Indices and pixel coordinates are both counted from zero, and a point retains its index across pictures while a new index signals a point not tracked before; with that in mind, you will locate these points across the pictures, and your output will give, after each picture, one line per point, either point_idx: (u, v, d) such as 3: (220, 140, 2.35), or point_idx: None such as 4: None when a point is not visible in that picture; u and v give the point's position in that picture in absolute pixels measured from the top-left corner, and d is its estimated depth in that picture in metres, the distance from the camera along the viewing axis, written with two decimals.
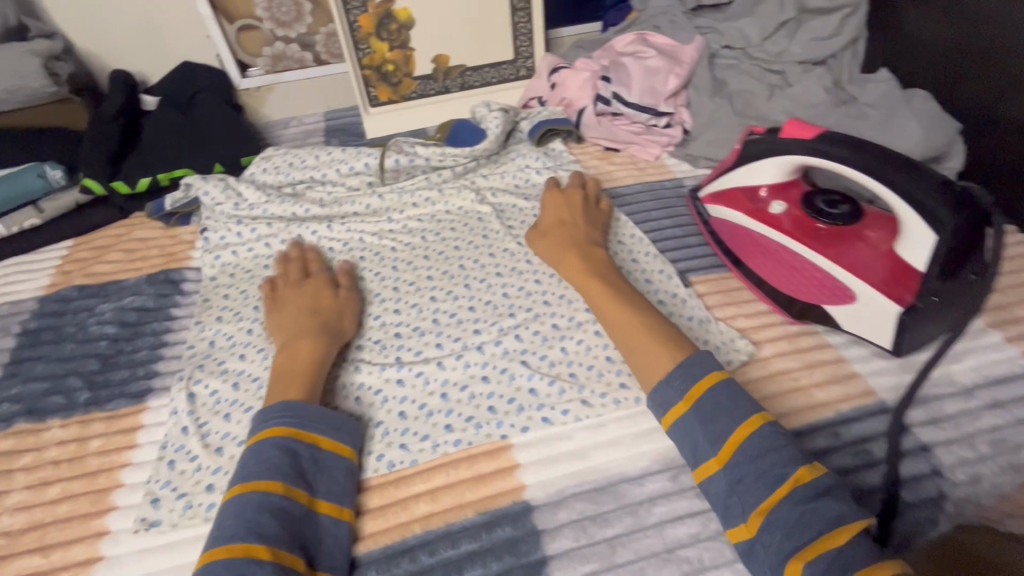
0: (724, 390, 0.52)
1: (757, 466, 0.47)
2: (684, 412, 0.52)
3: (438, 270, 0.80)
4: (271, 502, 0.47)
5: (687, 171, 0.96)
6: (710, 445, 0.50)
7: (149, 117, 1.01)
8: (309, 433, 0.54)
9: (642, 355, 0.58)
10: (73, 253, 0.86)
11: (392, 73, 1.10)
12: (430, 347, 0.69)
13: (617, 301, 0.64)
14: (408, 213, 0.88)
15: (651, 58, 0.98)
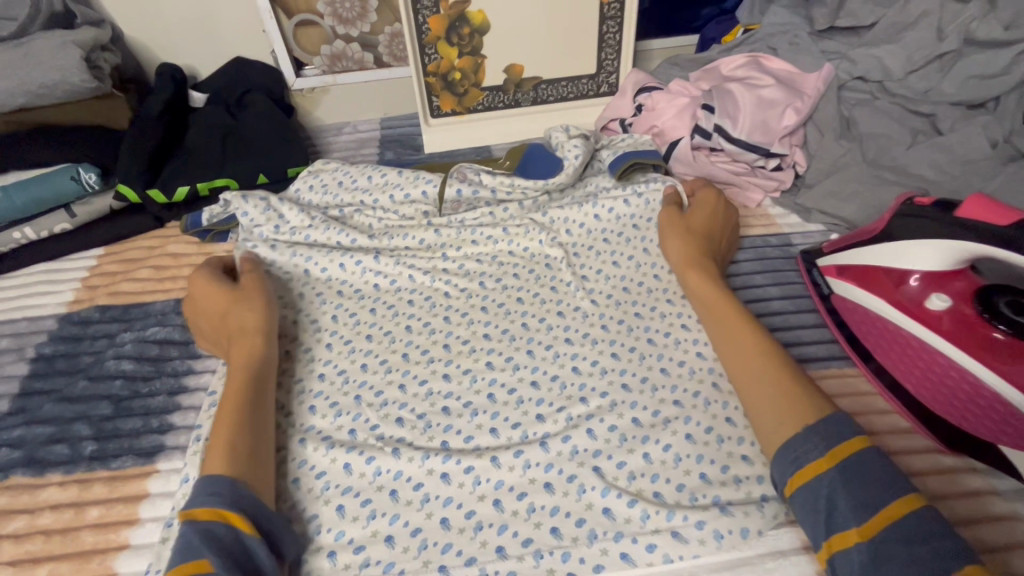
0: (869, 458, 0.46)
1: (913, 551, 0.40)
2: (825, 469, 0.46)
3: (497, 328, 0.67)
4: None
5: (796, 225, 0.81)
6: (852, 514, 0.43)
7: (195, 116, 0.93)
8: (212, 509, 0.45)
9: (769, 402, 0.52)
10: (102, 266, 0.79)
11: (459, 82, 0.98)
12: (483, 433, 0.58)
13: (751, 338, 0.57)
14: (465, 249, 0.76)
15: (767, 87, 0.82)
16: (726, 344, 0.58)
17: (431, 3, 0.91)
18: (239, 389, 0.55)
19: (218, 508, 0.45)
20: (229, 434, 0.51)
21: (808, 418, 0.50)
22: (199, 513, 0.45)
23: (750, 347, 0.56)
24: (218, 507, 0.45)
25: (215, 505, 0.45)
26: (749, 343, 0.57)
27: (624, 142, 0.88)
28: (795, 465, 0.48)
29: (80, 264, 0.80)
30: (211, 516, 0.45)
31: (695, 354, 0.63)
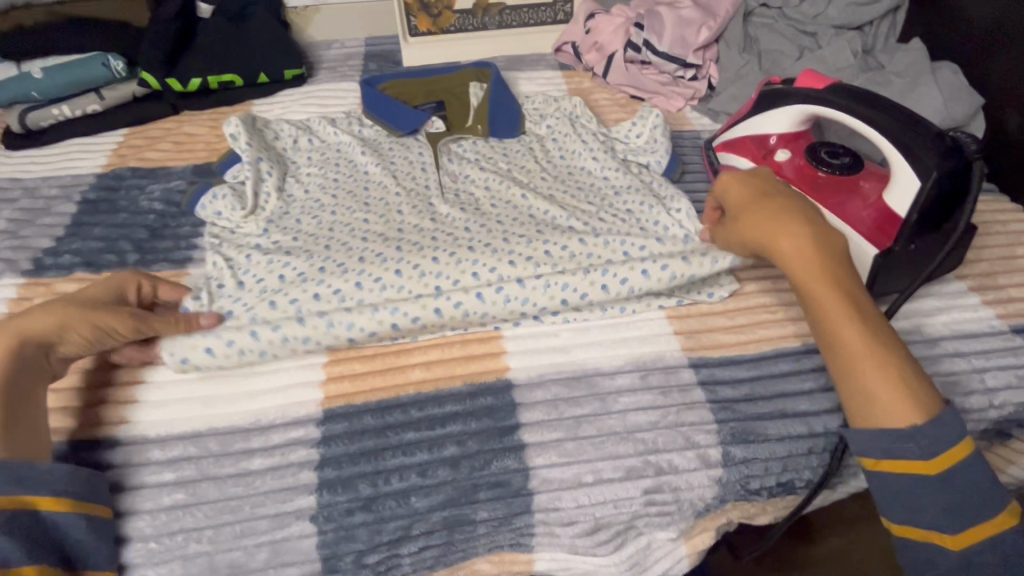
0: (979, 472, 0.48)
1: (999, 560, 0.46)
2: (931, 471, 0.47)
3: (476, 221, 0.75)
4: None
5: (706, 124, 0.99)
6: (952, 519, 0.47)
7: (203, 23, 1.07)
8: None
9: (888, 402, 0.49)
10: (128, 140, 0.95)
11: (434, 4, 1.14)
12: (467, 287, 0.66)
13: (859, 336, 0.50)
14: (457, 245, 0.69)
15: (686, 8, 0.99)
16: (830, 347, 0.52)
17: None
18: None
19: None
20: None
21: (928, 405, 0.48)
22: None
23: (866, 346, 0.50)
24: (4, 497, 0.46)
25: None
26: (867, 337, 0.50)
27: (630, 133, 0.91)
28: (886, 454, 0.49)
29: (108, 138, 0.95)
30: None
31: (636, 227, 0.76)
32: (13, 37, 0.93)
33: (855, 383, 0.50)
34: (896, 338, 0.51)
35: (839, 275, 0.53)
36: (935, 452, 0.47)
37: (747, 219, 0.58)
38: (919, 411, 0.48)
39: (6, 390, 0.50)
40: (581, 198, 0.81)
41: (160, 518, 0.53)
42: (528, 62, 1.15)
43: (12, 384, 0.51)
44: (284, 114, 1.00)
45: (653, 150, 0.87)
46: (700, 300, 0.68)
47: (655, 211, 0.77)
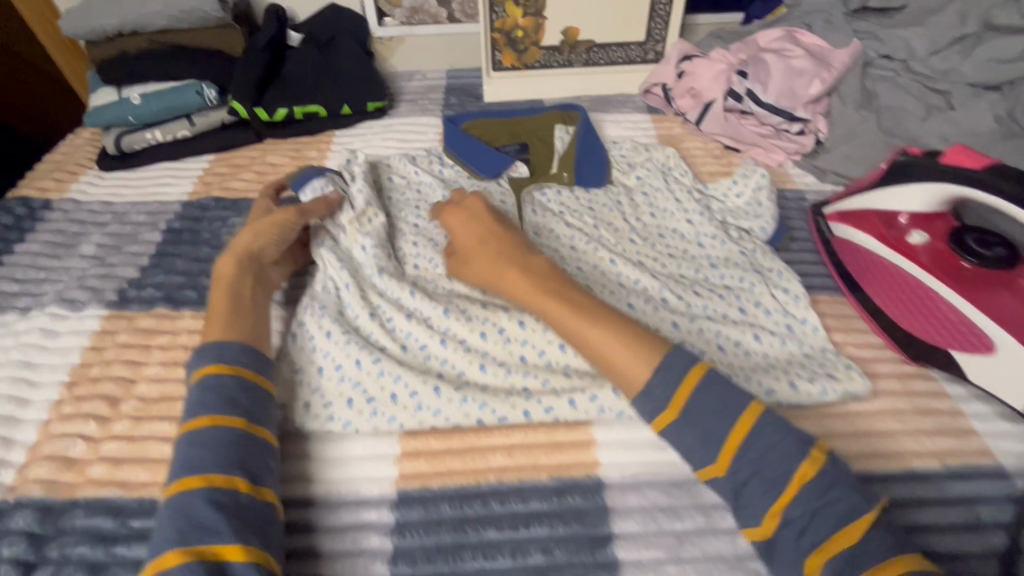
0: (710, 392, 0.49)
1: (760, 466, 0.46)
2: (673, 419, 0.49)
3: None
4: (199, 437, 0.49)
5: (811, 184, 0.91)
6: (707, 450, 0.48)
7: (292, 52, 1.07)
8: (224, 365, 0.53)
9: (629, 368, 0.52)
10: (213, 168, 0.96)
11: (521, 40, 1.10)
12: (557, 376, 0.61)
13: (564, 317, 0.56)
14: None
15: (797, 57, 0.92)
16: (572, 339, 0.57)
17: None
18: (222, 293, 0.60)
19: (232, 367, 0.53)
20: (215, 315, 0.58)
21: (651, 358, 0.52)
22: (208, 371, 0.52)
23: (585, 325, 0.55)
24: (234, 366, 0.54)
25: (223, 361, 0.53)
26: (582, 322, 0.55)
27: (730, 191, 0.84)
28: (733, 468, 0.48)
29: (196, 165, 0.96)
30: (217, 370, 0.53)
31: (738, 308, 0.70)
32: (116, 63, 0.96)
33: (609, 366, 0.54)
34: (589, 308, 0.56)
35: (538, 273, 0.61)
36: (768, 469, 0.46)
37: (476, 254, 0.66)
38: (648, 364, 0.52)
39: (234, 285, 0.62)
40: (672, 267, 0.76)
41: None
42: (614, 103, 1.10)
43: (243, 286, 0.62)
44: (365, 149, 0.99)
45: (758, 215, 0.80)
46: (817, 397, 0.61)
47: (758, 291, 0.71)
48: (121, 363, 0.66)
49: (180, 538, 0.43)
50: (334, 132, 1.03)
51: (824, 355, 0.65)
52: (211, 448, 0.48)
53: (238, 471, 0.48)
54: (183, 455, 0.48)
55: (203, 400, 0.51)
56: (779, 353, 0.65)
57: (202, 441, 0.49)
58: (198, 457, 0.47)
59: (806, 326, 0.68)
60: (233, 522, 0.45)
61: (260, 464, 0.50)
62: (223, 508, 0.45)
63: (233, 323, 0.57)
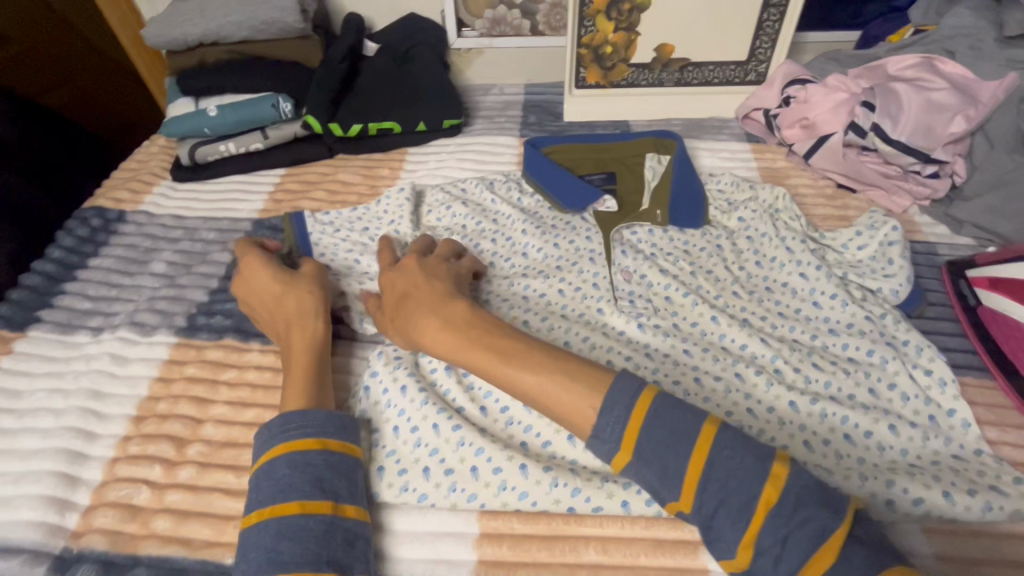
0: (659, 422, 0.43)
1: (724, 494, 0.40)
2: (627, 461, 0.43)
3: (659, 351, 0.65)
4: (289, 527, 0.44)
5: (943, 236, 0.80)
6: (668, 490, 0.42)
7: (368, 63, 1.03)
8: (307, 440, 0.50)
9: (572, 405, 0.46)
10: (284, 183, 0.93)
11: (609, 56, 1.02)
12: None
13: (489, 365, 0.50)
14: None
15: (938, 90, 0.80)
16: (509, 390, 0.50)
17: None
18: (303, 359, 0.58)
19: (316, 439, 0.50)
20: (300, 385, 0.56)
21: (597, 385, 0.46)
22: (299, 445, 0.49)
23: (515, 372, 0.48)
24: (317, 438, 0.50)
25: (309, 436, 0.50)
26: (507, 369, 0.49)
27: (851, 242, 0.74)
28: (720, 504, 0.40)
29: (268, 179, 0.94)
30: (306, 445, 0.50)
31: (868, 389, 0.59)
32: (196, 72, 0.94)
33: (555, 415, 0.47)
34: (510, 348, 0.50)
35: (449, 319, 0.54)
36: (744, 504, 0.39)
37: (395, 308, 0.59)
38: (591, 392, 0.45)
39: (312, 348, 0.59)
40: (783, 328, 0.66)
41: None
42: (708, 129, 1.00)
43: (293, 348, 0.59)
44: (440, 169, 0.94)
45: (889, 274, 0.69)
46: (978, 515, 0.50)
47: (892, 369, 0.60)
48: (187, 400, 0.63)
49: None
50: (407, 150, 0.98)
51: (981, 460, 0.54)
52: (301, 541, 0.44)
53: (328, 564, 0.43)
54: (272, 547, 0.44)
55: (290, 482, 0.47)
56: (921, 450, 0.55)
57: (292, 531, 0.44)
58: (288, 552, 0.43)
59: (955, 419, 0.57)
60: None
61: (350, 551, 0.46)
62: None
63: (318, 391, 0.55)
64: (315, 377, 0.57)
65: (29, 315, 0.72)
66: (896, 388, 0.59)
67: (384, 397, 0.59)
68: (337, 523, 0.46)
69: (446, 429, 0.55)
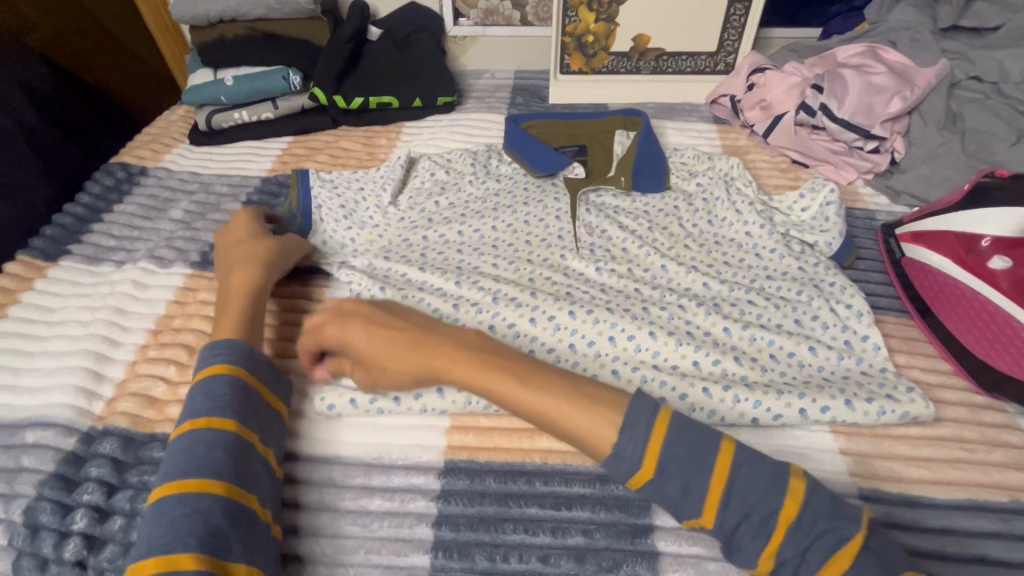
0: (681, 440, 0.44)
1: (744, 508, 0.42)
2: (650, 478, 0.44)
3: (615, 289, 0.73)
4: (223, 440, 0.48)
5: (882, 205, 0.88)
6: (692, 504, 0.44)
7: (372, 45, 1.14)
8: (245, 373, 0.54)
9: (591, 426, 0.46)
10: (291, 148, 1.02)
11: (591, 44, 1.12)
12: (606, 372, 0.63)
13: (511, 393, 0.49)
14: (598, 320, 0.66)
15: (878, 74, 0.89)
16: (527, 415, 0.49)
17: None
18: (237, 303, 0.62)
19: (252, 377, 0.55)
20: (232, 321, 0.59)
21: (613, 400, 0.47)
22: (236, 370, 0.54)
23: (538, 391, 0.48)
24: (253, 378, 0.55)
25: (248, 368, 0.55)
26: (529, 392, 0.48)
27: (795, 205, 0.83)
28: (740, 516, 0.42)
29: (277, 145, 1.03)
30: (238, 372, 0.54)
31: (794, 320, 0.68)
32: (216, 46, 1.04)
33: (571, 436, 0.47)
34: (531, 372, 0.50)
35: (460, 352, 0.52)
36: (765, 520, 0.42)
37: (377, 352, 0.55)
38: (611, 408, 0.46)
39: (248, 297, 0.63)
40: (727, 273, 0.75)
41: (297, 520, 0.53)
42: (679, 112, 1.10)
43: (232, 285, 0.65)
44: (433, 140, 1.03)
45: (824, 230, 0.78)
46: (875, 417, 0.58)
47: (816, 304, 0.68)
48: (199, 318, 0.71)
49: (196, 542, 0.42)
50: (403, 123, 1.08)
51: (886, 375, 0.62)
52: (231, 454, 0.48)
53: (249, 485, 0.48)
54: (201, 454, 0.47)
55: (229, 403, 0.51)
56: (835, 367, 0.63)
57: (226, 444, 0.48)
58: (219, 460, 0.47)
59: (868, 343, 0.65)
60: (241, 537, 0.44)
61: (262, 483, 0.50)
62: (238, 519, 0.45)
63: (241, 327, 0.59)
64: (247, 318, 0.61)
65: (61, 248, 0.81)
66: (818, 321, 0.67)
67: None
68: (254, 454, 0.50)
69: None
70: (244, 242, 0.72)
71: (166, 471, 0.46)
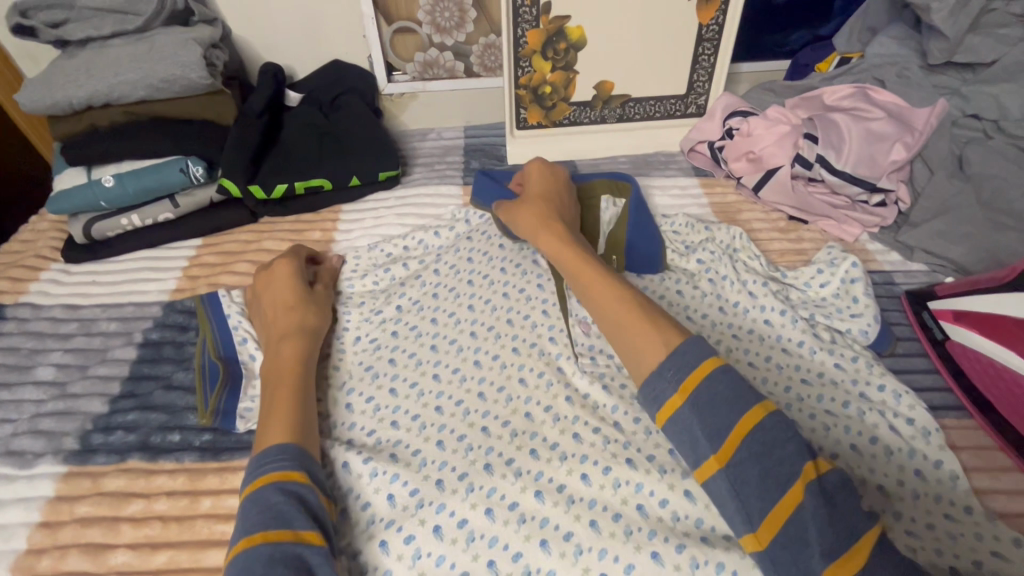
0: (724, 382, 0.46)
1: (763, 464, 0.43)
2: (680, 404, 0.46)
3: (628, 415, 0.59)
4: (283, 552, 0.43)
5: (897, 263, 0.78)
6: (711, 445, 0.44)
7: (291, 115, 0.95)
8: (289, 472, 0.49)
9: (635, 339, 0.51)
10: (200, 256, 0.82)
11: (548, 96, 0.98)
12: (644, 558, 0.48)
13: (600, 278, 0.58)
14: (620, 482, 0.53)
15: (876, 119, 0.81)
16: (590, 300, 0.57)
17: (531, 17, 0.91)
18: (294, 378, 0.59)
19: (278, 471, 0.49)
20: (286, 411, 0.55)
21: (669, 332, 0.51)
22: (273, 477, 0.48)
23: (611, 292, 0.56)
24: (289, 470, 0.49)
25: (298, 468, 0.50)
26: (605, 291, 0.56)
27: (813, 280, 0.72)
28: (766, 473, 0.42)
29: (181, 253, 0.83)
30: (283, 477, 0.48)
31: (850, 446, 0.55)
32: (87, 138, 0.82)
33: (621, 333, 0.53)
34: (626, 283, 0.58)
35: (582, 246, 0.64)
36: (784, 484, 0.42)
37: (528, 207, 0.71)
38: (662, 330, 0.51)
39: (304, 368, 0.61)
40: (758, 380, 0.61)
41: None
42: (654, 164, 0.98)
43: (278, 357, 0.61)
44: (378, 225, 0.87)
45: (855, 314, 0.67)
46: None
47: (871, 421, 0.57)
48: (80, 550, 0.52)
49: None
50: (341, 207, 0.90)
51: (974, 519, 0.51)
52: (301, 568, 0.43)
53: None
54: (263, 573, 0.42)
55: (280, 507, 0.46)
56: (914, 512, 0.51)
57: (285, 555, 0.43)
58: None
59: (943, 471, 0.55)
60: None
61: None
62: None
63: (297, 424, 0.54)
64: (303, 394, 0.58)
65: None
66: (880, 442, 0.56)
67: (388, 514, 0.55)
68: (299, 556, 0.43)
69: (452, 534, 0.52)
70: (289, 301, 0.67)
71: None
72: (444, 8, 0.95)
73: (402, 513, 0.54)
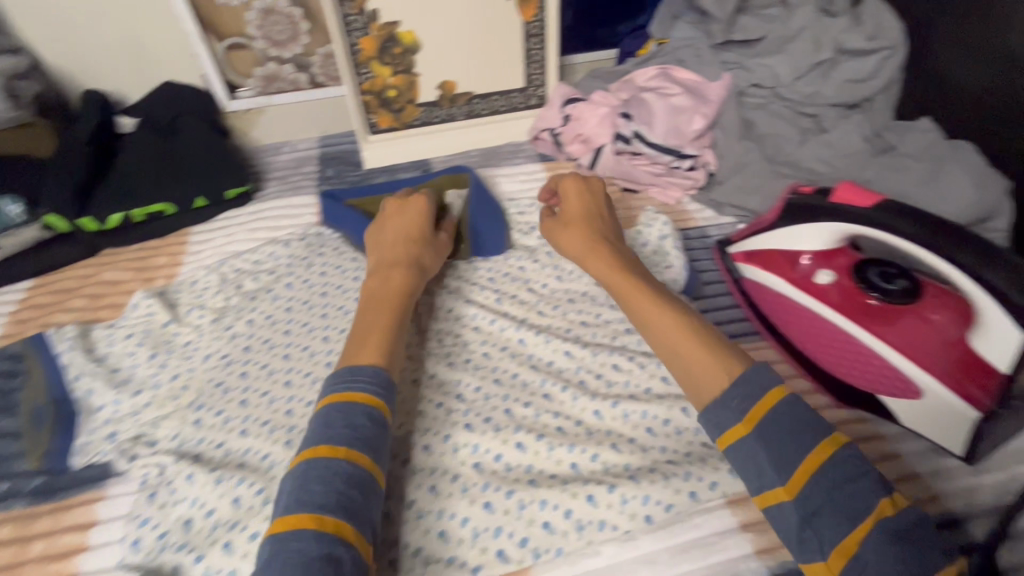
0: (791, 411, 0.46)
1: (838, 500, 0.42)
2: (745, 433, 0.46)
3: (471, 386, 0.63)
4: (359, 476, 0.46)
5: (711, 218, 0.89)
6: (778, 473, 0.44)
7: (126, 141, 0.92)
8: (364, 394, 0.51)
9: (698, 369, 0.51)
10: (32, 297, 0.78)
11: (394, 99, 1.02)
12: (477, 509, 0.53)
13: (653, 302, 0.58)
14: (458, 447, 0.58)
15: (675, 95, 0.91)
16: (645, 325, 0.57)
17: (361, 25, 0.94)
18: (393, 303, 0.61)
19: (358, 393, 0.51)
20: (379, 332, 0.57)
21: (733, 365, 0.50)
22: (353, 396, 0.50)
23: (668, 318, 0.55)
24: (350, 391, 0.51)
25: (372, 390, 0.51)
26: (659, 314, 0.56)
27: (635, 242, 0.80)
28: (832, 502, 0.42)
29: (7, 298, 0.78)
30: (363, 400, 0.50)
31: (660, 378, 0.63)
32: None
33: (678, 359, 0.53)
34: (700, 318, 0.56)
35: (642, 275, 0.62)
36: (853, 518, 0.41)
37: (575, 225, 0.70)
38: (728, 364, 0.50)
39: (405, 295, 0.62)
40: (586, 335, 0.69)
41: None
42: (504, 155, 1.05)
43: (383, 283, 0.63)
44: (225, 242, 0.85)
45: (668, 266, 0.76)
46: None
47: None
48: None
49: None
50: (189, 230, 0.87)
51: None
52: (365, 494, 0.46)
53: (367, 532, 0.45)
54: (338, 488, 0.45)
55: (363, 431, 0.48)
56: None
57: (356, 480, 0.46)
58: (357, 499, 0.45)
59: None
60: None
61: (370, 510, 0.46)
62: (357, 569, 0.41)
63: (385, 350, 0.55)
64: (401, 321, 0.59)
65: None
66: None
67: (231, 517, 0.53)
68: (360, 484, 0.46)
69: None
70: (417, 240, 0.69)
71: (300, 500, 0.44)
72: (275, 22, 0.96)
73: (246, 514, 0.52)
